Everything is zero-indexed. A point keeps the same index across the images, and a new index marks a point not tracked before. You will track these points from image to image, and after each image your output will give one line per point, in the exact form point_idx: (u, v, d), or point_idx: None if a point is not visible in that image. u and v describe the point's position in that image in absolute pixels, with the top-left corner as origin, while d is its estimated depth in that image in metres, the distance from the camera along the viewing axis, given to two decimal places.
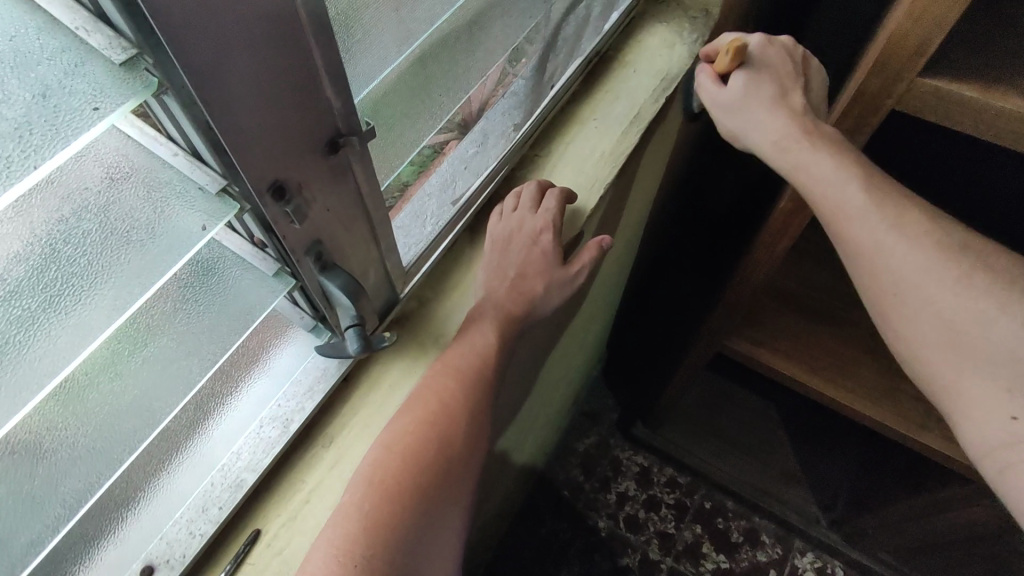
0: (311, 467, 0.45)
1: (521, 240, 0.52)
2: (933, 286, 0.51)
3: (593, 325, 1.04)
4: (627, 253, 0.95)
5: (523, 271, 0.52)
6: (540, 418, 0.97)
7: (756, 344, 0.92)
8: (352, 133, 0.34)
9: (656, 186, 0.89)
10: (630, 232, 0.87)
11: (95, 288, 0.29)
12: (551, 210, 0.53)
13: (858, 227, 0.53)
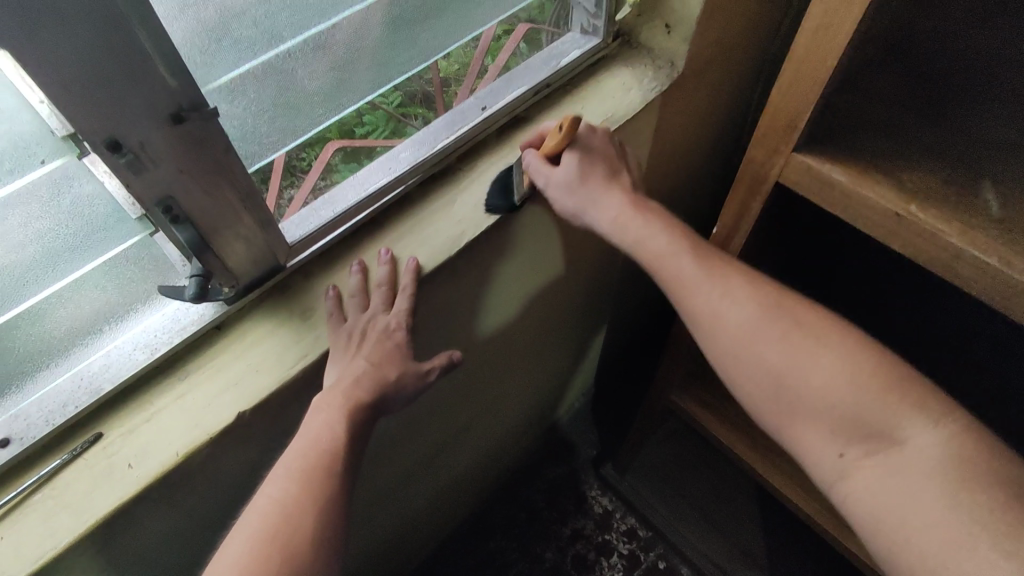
0: (162, 393, 0.52)
1: (378, 337, 0.56)
2: (761, 346, 0.54)
3: (556, 354, 1.05)
4: (593, 290, 0.96)
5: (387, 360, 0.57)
6: (478, 428, 1.00)
7: (700, 405, 0.90)
8: (195, 109, 0.40)
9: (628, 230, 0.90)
10: (589, 268, 0.89)
11: None
12: (403, 310, 0.56)
13: (696, 295, 0.56)
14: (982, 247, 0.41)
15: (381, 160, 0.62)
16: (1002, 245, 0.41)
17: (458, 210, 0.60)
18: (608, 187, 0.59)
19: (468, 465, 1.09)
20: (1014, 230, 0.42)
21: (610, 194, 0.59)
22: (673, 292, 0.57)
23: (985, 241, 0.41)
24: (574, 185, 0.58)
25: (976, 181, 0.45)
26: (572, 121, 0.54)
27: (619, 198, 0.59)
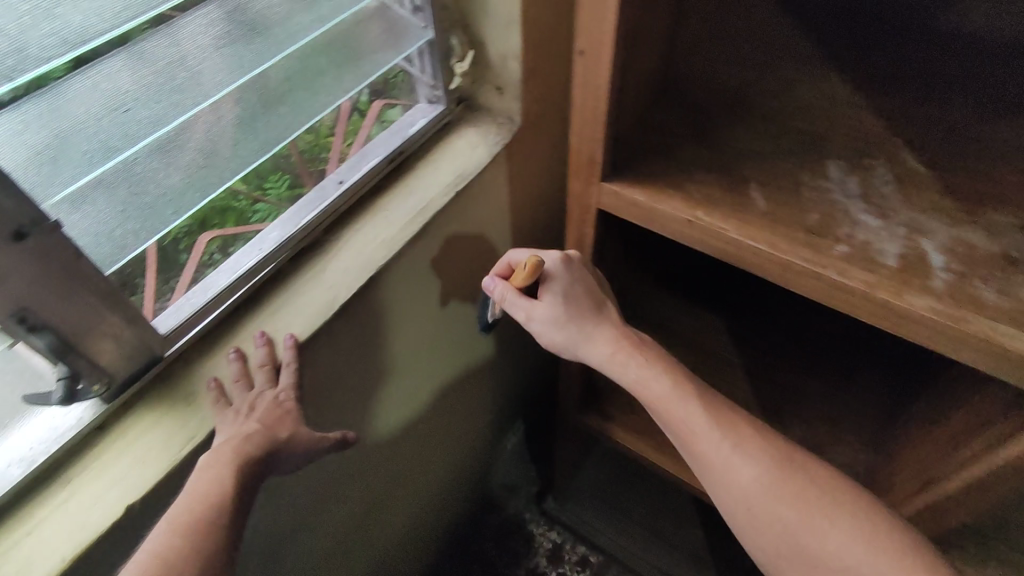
0: (42, 503, 0.51)
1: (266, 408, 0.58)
2: (770, 504, 0.58)
3: (467, 396, 1.09)
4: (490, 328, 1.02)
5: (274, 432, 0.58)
6: (400, 482, 1.01)
7: (606, 419, 0.96)
8: (35, 225, 0.43)
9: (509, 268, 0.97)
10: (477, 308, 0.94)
11: None
12: (290, 381, 0.59)
13: (706, 445, 0.60)
14: (750, 236, 0.50)
15: (250, 244, 0.64)
16: (764, 233, 0.50)
17: (330, 277, 0.65)
18: (596, 325, 0.67)
19: (399, 522, 1.09)
20: (774, 219, 0.51)
21: (603, 334, 0.67)
22: (683, 444, 0.62)
23: (752, 231, 0.50)
24: (557, 323, 0.67)
25: (744, 183, 0.54)
26: (535, 264, 0.61)
27: (611, 349, 0.66)
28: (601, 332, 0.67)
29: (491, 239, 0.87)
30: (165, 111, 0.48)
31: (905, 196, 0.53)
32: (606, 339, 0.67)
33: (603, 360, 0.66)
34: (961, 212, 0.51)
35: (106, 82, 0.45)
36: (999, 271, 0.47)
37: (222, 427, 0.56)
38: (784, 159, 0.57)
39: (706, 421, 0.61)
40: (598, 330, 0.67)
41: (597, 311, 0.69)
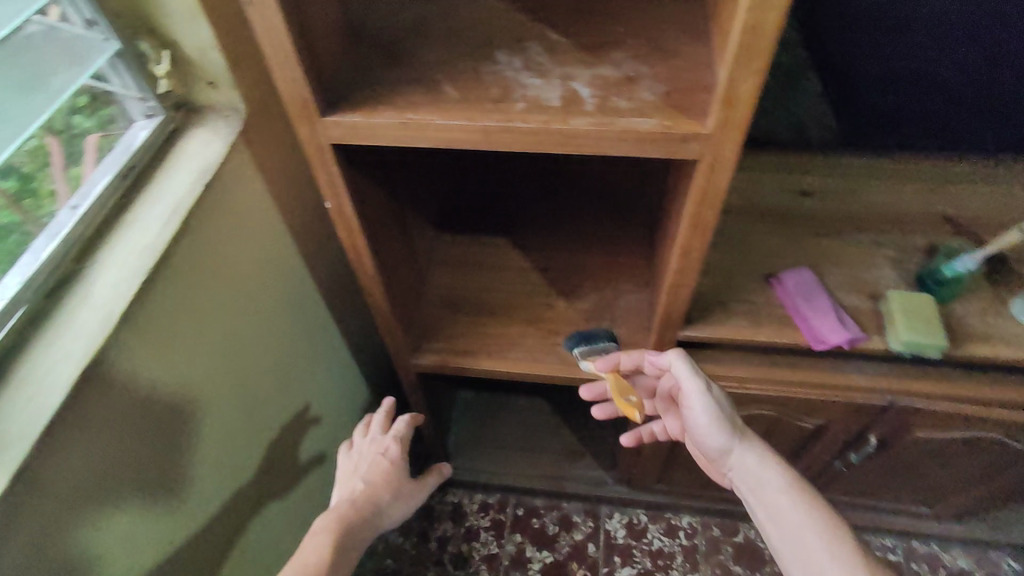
0: None
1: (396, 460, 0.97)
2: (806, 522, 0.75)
3: (310, 396, 1.10)
4: (304, 320, 1.04)
5: (388, 479, 0.94)
6: (272, 499, 1.00)
7: (438, 352, 1.05)
8: None
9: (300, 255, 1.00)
10: (282, 301, 0.96)
11: None
12: (391, 465, 0.96)
13: (795, 516, 0.76)
14: (451, 117, 0.62)
15: None
16: (460, 112, 0.62)
17: (98, 295, 0.64)
18: (727, 417, 0.84)
19: (288, 544, 1.07)
20: (465, 101, 0.64)
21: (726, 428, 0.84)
22: (803, 558, 0.72)
23: (452, 114, 0.62)
24: (728, 421, 0.84)
25: (438, 84, 0.66)
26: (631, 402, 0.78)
27: (733, 426, 0.85)
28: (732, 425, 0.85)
29: (266, 227, 0.90)
30: None
31: (554, 58, 0.68)
32: (719, 425, 0.84)
33: (718, 441, 0.84)
34: (593, 57, 0.68)
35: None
36: (624, 85, 0.64)
37: (324, 514, 0.86)
38: (464, 59, 0.69)
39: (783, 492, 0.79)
40: (758, 452, 0.83)
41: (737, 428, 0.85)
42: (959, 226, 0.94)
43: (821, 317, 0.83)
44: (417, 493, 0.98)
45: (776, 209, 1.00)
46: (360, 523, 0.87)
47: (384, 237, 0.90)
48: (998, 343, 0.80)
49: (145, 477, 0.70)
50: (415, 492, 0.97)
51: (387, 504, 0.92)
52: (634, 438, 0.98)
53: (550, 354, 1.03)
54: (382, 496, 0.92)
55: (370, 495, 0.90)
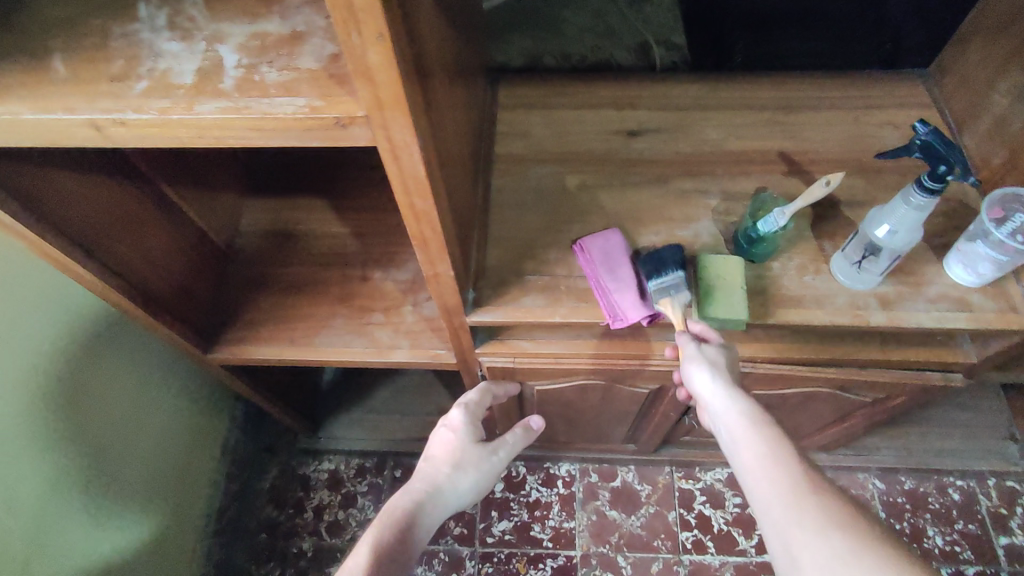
0: None
1: (471, 427, 0.90)
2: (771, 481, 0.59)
3: (105, 397, 1.00)
4: (60, 323, 0.94)
5: (457, 452, 0.88)
6: (72, 513, 0.92)
7: (235, 343, 0.94)
8: None
9: (17, 263, 0.90)
10: (7, 310, 0.85)
11: None
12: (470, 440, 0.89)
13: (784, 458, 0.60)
14: (44, 107, 0.47)
15: None
16: (59, 97, 0.47)
17: None
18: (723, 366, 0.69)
19: (115, 546, 1.01)
20: (73, 79, 0.48)
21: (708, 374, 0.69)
22: (771, 516, 0.57)
23: (47, 101, 0.47)
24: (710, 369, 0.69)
25: (45, 52, 0.49)
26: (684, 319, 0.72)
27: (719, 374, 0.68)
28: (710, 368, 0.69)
29: None
30: None
31: (210, 5, 0.51)
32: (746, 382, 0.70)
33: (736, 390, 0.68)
34: (260, 3, 0.51)
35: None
36: (286, 46, 0.48)
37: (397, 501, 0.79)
38: (93, 11, 0.51)
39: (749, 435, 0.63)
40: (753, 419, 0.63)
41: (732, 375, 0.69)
42: (795, 165, 0.82)
43: (621, 291, 0.73)
44: (505, 445, 0.91)
45: (594, 153, 0.86)
46: (421, 503, 0.81)
47: (122, 243, 0.77)
48: (814, 307, 0.72)
49: None
50: (491, 458, 0.89)
51: (465, 475, 0.86)
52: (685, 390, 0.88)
53: (361, 337, 0.94)
54: (451, 471, 0.85)
55: (432, 475, 0.84)
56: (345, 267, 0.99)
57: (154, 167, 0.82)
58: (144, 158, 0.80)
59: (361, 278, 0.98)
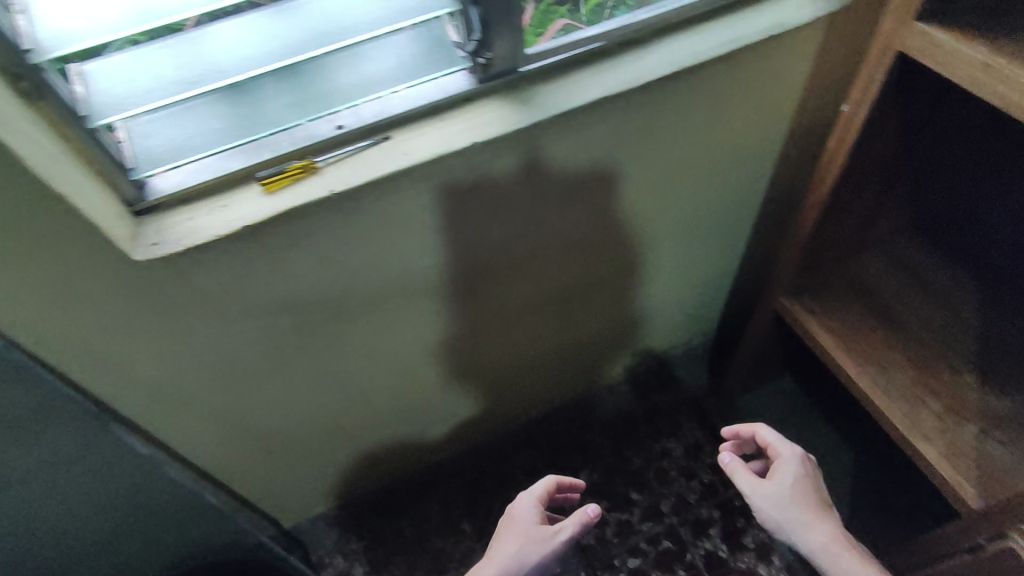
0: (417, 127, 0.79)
1: (531, 515, 0.99)
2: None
3: (690, 254, 1.22)
4: (740, 199, 1.12)
5: (518, 532, 0.98)
6: (601, 292, 1.21)
7: (802, 306, 1.04)
8: None
9: (759, 157, 1.05)
10: (742, 169, 1.05)
11: None
12: (533, 528, 0.97)
13: (850, 563, 0.87)
14: None
15: (599, 19, 0.83)
16: None
17: (648, 63, 0.82)
18: (794, 505, 0.91)
19: (586, 330, 1.32)
20: None
21: (823, 527, 0.90)
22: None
23: None
24: (829, 540, 0.89)
25: None
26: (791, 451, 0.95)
27: (827, 534, 0.89)
28: (825, 522, 0.90)
29: (781, 100, 0.95)
30: None
31: None
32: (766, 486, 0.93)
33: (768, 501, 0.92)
34: None
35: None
36: None
37: None
38: None
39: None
40: (776, 518, 0.92)
41: (825, 516, 0.91)
42: None
43: None
44: (560, 531, 0.95)
45: None
46: None
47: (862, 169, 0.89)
48: None
49: (565, 198, 0.93)
50: (546, 542, 0.95)
51: (527, 555, 0.94)
52: None
53: (906, 403, 0.91)
54: (518, 552, 0.95)
55: (498, 559, 0.95)
56: (939, 344, 0.96)
57: (971, 126, 0.88)
58: (977, 114, 0.86)
59: (948, 366, 0.93)
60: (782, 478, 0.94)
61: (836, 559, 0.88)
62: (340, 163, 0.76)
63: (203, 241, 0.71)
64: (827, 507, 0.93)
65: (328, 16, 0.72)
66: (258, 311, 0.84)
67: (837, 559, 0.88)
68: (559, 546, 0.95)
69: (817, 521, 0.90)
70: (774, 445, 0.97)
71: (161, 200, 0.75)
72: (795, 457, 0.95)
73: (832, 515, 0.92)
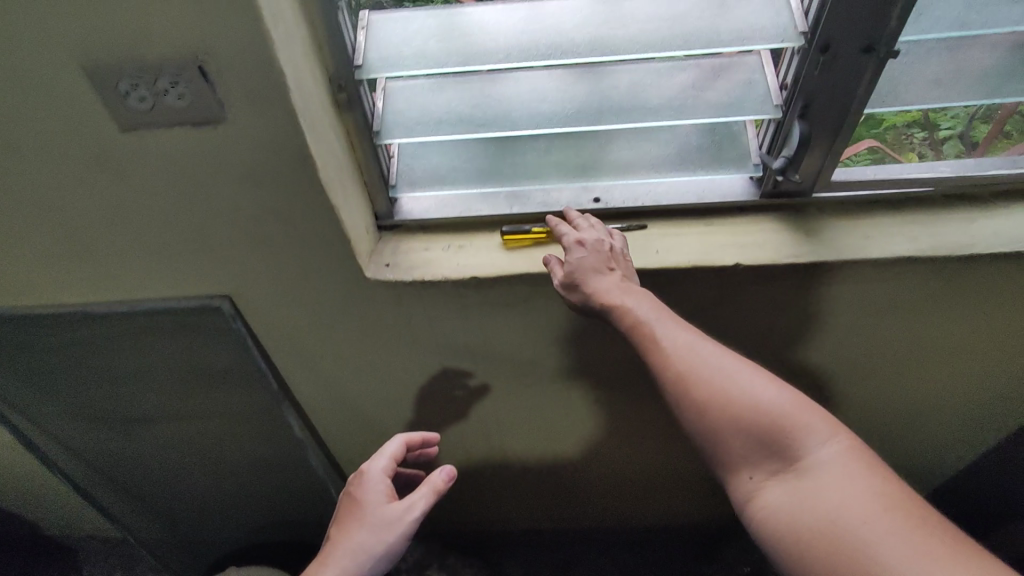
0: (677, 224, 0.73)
1: (376, 494, 0.75)
2: (736, 392, 0.57)
3: (931, 456, 0.98)
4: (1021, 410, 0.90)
5: (358, 515, 0.74)
6: None
7: None
8: (887, 48, 0.56)
9: None
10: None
11: (693, 72, 0.67)
12: (382, 505, 0.74)
13: (708, 355, 0.60)
14: None
15: (924, 163, 0.71)
16: None
17: (977, 228, 0.68)
18: (597, 278, 0.64)
19: None
20: None
21: (638, 303, 0.62)
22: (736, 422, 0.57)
23: None
24: (620, 288, 0.63)
25: None
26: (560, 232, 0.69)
27: (620, 281, 0.63)
28: (615, 282, 0.64)
29: None
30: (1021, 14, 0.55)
31: None
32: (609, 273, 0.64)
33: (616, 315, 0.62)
34: None
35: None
36: None
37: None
38: None
39: (696, 344, 0.60)
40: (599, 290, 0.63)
41: (626, 271, 0.65)
42: None
43: None
44: (408, 509, 0.72)
45: None
46: None
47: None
48: None
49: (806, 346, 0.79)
50: (393, 527, 0.72)
51: (368, 545, 0.71)
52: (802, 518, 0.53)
53: None
54: (358, 542, 0.71)
55: (341, 552, 0.71)
56: None
57: None
58: None
59: None
60: (565, 269, 0.64)
61: (690, 360, 0.59)
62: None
63: (431, 279, 0.69)
64: (625, 269, 0.65)
65: (631, 90, 0.67)
66: (450, 349, 0.82)
67: (715, 370, 0.59)
68: (410, 528, 0.72)
69: (586, 275, 0.63)
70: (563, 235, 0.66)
71: (406, 219, 0.76)
72: (575, 240, 0.66)
73: (591, 246, 0.66)
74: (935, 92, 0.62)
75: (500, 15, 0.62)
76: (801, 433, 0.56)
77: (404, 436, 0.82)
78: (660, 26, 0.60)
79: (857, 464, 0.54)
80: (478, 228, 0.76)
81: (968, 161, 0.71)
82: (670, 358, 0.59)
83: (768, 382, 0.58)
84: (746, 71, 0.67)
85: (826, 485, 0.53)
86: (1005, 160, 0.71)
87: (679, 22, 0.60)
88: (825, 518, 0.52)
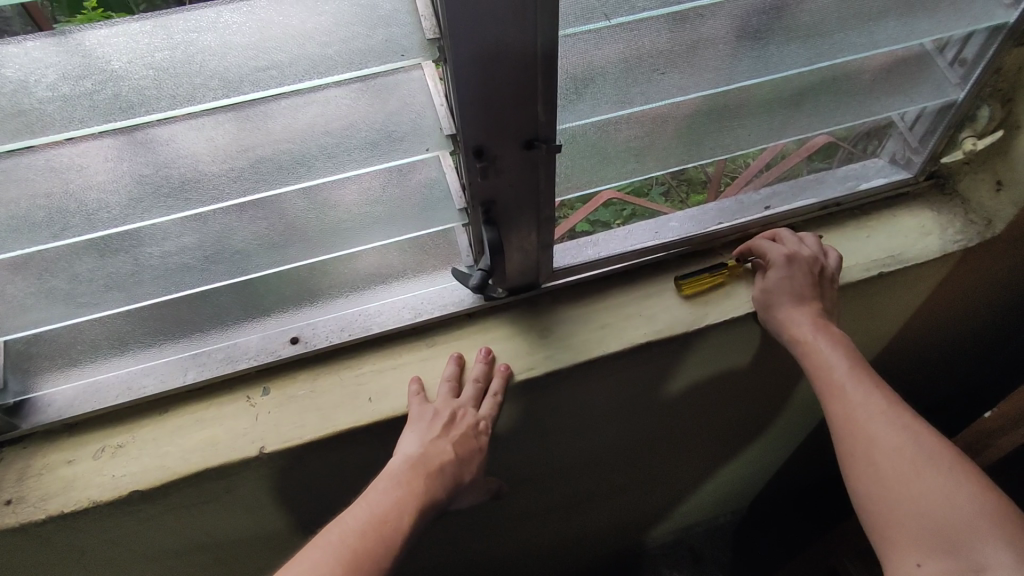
0: (398, 352, 0.61)
1: (456, 404, 0.56)
2: (864, 418, 0.52)
3: None
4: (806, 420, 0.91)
5: (439, 410, 0.55)
6: (617, 497, 0.97)
7: None
8: (546, 142, 0.47)
9: None
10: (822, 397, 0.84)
11: (364, 182, 0.52)
12: (473, 411, 0.56)
13: (849, 386, 0.54)
14: None
15: (651, 223, 0.65)
16: None
17: (711, 292, 0.63)
18: (789, 304, 0.59)
19: (595, 526, 1.08)
20: None
21: (797, 316, 0.58)
22: (854, 450, 0.52)
23: None
24: (802, 310, 0.58)
25: None
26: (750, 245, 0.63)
27: (807, 319, 0.58)
28: (797, 310, 0.58)
29: (876, 336, 0.74)
30: (676, 86, 0.50)
31: None
32: (807, 289, 0.59)
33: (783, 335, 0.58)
34: None
35: (634, 36, 0.46)
36: None
37: (371, 508, 0.48)
38: None
39: (847, 369, 0.55)
40: (778, 317, 0.59)
41: (802, 299, 0.58)
42: None
43: None
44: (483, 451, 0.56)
45: None
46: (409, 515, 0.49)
47: (991, 442, 0.68)
48: None
49: (583, 430, 0.72)
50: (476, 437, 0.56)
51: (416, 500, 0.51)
52: (929, 456, 0.49)
53: None
54: (424, 475, 0.52)
55: (408, 469, 0.51)
56: None
57: None
58: None
59: None
60: (763, 287, 0.60)
61: (826, 363, 0.56)
62: (280, 402, 0.58)
63: (72, 508, 0.53)
64: (812, 296, 0.59)
65: (290, 217, 0.52)
66: (165, 550, 0.64)
67: (848, 388, 0.54)
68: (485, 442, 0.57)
69: (780, 292, 0.59)
70: (764, 245, 0.62)
71: (42, 422, 0.56)
72: (779, 258, 0.60)
73: (797, 267, 0.59)
74: (626, 165, 0.56)
75: (45, 167, 0.43)
76: (919, 461, 0.49)
77: (482, 347, 0.61)
78: (279, 152, 0.46)
79: (959, 506, 0.47)
80: (148, 409, 0.59)
81: (693, 214, 0.65)
82: (816, 365, 0.56)
83: (905, 416, 0.52)
84: (424, 171, 0.53)
85: (906, 501, 0.48)
86: (728, 205, 0.66)
87: (297, 142, 0.46)
88: (904, 522, 0.48)
